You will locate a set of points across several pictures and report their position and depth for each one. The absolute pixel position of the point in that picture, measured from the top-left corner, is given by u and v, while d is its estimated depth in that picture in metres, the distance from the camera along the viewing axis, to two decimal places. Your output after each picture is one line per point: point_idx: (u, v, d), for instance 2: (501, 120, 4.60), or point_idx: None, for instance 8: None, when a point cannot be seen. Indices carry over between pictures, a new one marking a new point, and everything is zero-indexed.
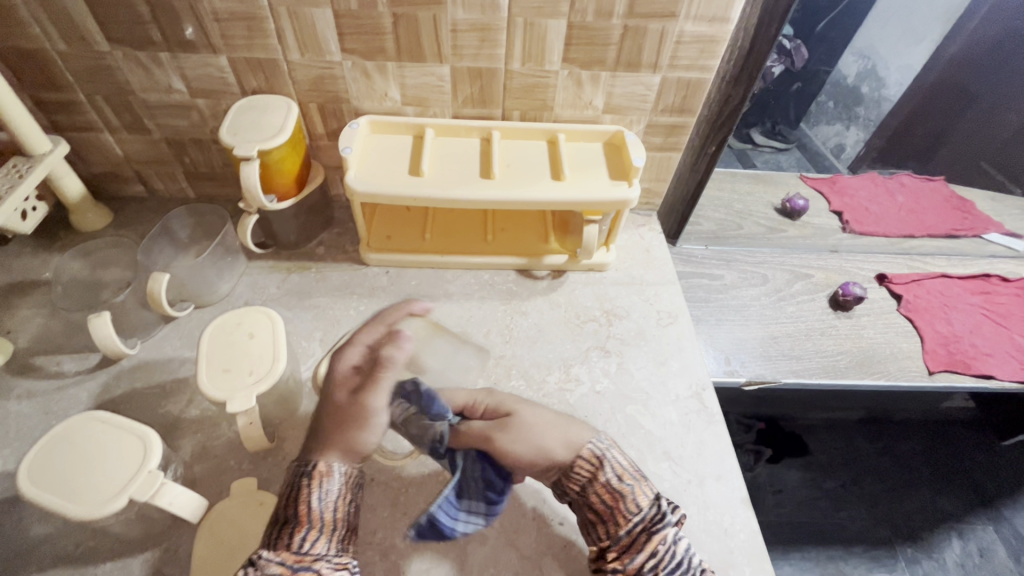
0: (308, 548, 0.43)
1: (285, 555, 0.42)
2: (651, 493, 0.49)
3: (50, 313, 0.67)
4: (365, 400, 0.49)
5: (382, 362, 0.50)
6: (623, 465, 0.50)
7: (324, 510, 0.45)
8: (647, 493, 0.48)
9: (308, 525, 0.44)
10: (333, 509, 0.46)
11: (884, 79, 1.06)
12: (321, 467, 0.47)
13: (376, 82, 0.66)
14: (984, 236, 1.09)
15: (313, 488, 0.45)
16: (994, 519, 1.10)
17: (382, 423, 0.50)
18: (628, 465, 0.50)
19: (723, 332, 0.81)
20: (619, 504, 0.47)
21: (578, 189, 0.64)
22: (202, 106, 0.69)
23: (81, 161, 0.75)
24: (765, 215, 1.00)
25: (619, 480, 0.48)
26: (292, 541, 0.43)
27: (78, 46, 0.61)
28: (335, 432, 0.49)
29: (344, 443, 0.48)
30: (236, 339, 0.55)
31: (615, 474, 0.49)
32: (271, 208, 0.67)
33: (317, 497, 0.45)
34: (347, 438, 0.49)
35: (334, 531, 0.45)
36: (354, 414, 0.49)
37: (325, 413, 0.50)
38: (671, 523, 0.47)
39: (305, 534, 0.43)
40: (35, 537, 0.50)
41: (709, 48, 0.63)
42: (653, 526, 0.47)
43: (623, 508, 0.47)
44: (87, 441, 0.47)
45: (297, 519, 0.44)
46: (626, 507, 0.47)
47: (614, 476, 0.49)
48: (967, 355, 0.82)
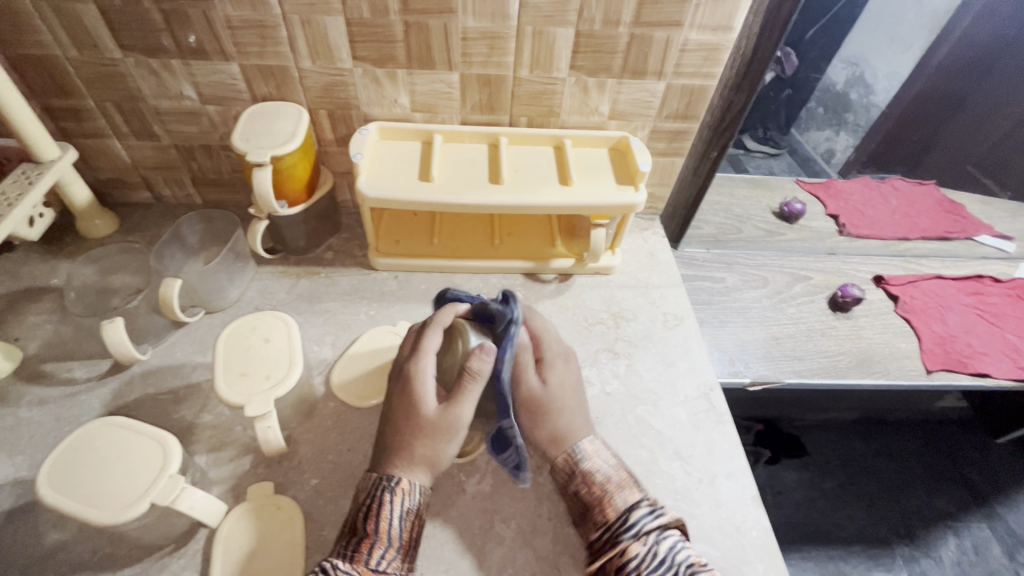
0: (382, 567, 0.45)
1: (361, 569, 0.44)
2: (640, 495, 0.50)
3: (60, 320, 0.67)
4: (459, 413, 0.49)
5: (470, 374, 0.49)
6: (614, 467, 0.52)
7: (401, 530, 0.47)
8: (636, 496, 0.49)
9: (385, 544, 0.46)
10: (407, 529, 0.48)
11: (872, 87, 1.07)
12: (405, 483, 0.48)
13: (386, 88, 0.67)
14: (975, 239, 1.11)
15: (394, 505, 0.47)
16: (989, 516, 1.12)
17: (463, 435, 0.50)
18: (611, 468, 0.52)
19: (726, 334, 0.82)
20: (606, 503, 0.49)
21: (586, 193, 0.65)
22: (212, 113, 0.69)
23: (88, 167, 0.75)
24: (764, 219, 1.02)
25: (610, 479, 0.51)
26: (369, 558, 0.44)
27: (91, 53, 0.62)
28: (415, 446, 0.49)
29: (426, 458, 0.49)
30: (251, 344, 0.55)
31: (609, 474, 0.51)
32: (282, 214, 0.67)
33: (396, 515, 0.47)
34: (432, 452, 0.50)
35: (404, 551, 0.47)
36: (443, 428, 0.49)
37: (402, 426, 0.50)
38: (663, 524, 0.48)
39: (381, 552, 0.45)
40: (51, 545, 0.50)
41: (712, 56, 0.65)
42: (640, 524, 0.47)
43: (608, 506, 0.49)
44: (106, 447, 0.47)
45: (377, 535, 0.46)
46: (612, 506, 0.49)
47: (610, 474, 0.51)
48: (963, 354, 0.84)
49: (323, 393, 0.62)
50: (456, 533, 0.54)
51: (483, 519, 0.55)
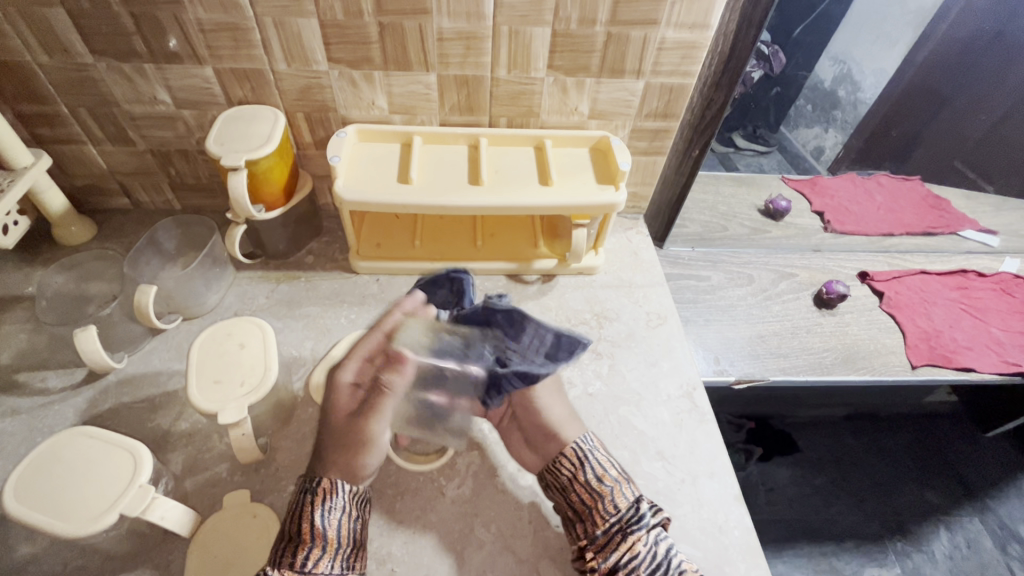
0: (311, 567, 0.44)
1: (289, 572, 0.43)
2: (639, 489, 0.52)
3: (34, 329, 0.66)
4: (370, 429, 0.51)
5: (382, 387, 0.51)
6: (615, 465, 0.53)
7: (329, 528, 0.47)
8: (637, 490, 0.51)
9: (311, 543, 0.46)
10: (338, 527, 0.48)
11: (859, 83, 1.08)
12: (326, 484, 0.49)
13: (363, 90, 0.67)
14: (960, 233, 1.11)
15: (317, 506, 0.48)
16: (980, 510, 1.12)
17: (382, 448, 0.52)
18: (610, 466, 0.52)
19: (711, 332, 0.82)
20: (617, 493, 0.50)
21: (567, 193, 0.65)
22: (188, 117, 0.68)
23: (63, 173, 0.74)
24: (749, 216, 1.02)
25: (614, 471, 0.52)
26: (296, 559, 0.44)
27: (61, 58, 0.61)
28: (336, 459, 0.51)
29: (346, 470, 0.51)
30: (226, 350, 0.55)
31: (611, 466, 0.52)
32: (260, 218, 0.67)
33: (321, 515, 0.47)
34: (351, 465, 0.51)
35: (337, 550, 0.47)
36: (356, 440, 0.51)
37: (322, 437, 0.52)
38: (661, 520, 0.49)
39: (308, 552, 0.45)
40: (21, 558, 0.49)
41: (690, 54, 0.64)
42: (643, 518, 0.49)
43: (621, 497, 0.50)
44: (75, 457, 0.46)
45: (301, 535, 0.46)
46: (620, 498, 0.50)
47: (614, 468, 0.52)
48: (948, 349, 0.84)
49: (302, 398, 0.62)
50: (435, 538, 0.54)
51: (463, 524, 0.55)
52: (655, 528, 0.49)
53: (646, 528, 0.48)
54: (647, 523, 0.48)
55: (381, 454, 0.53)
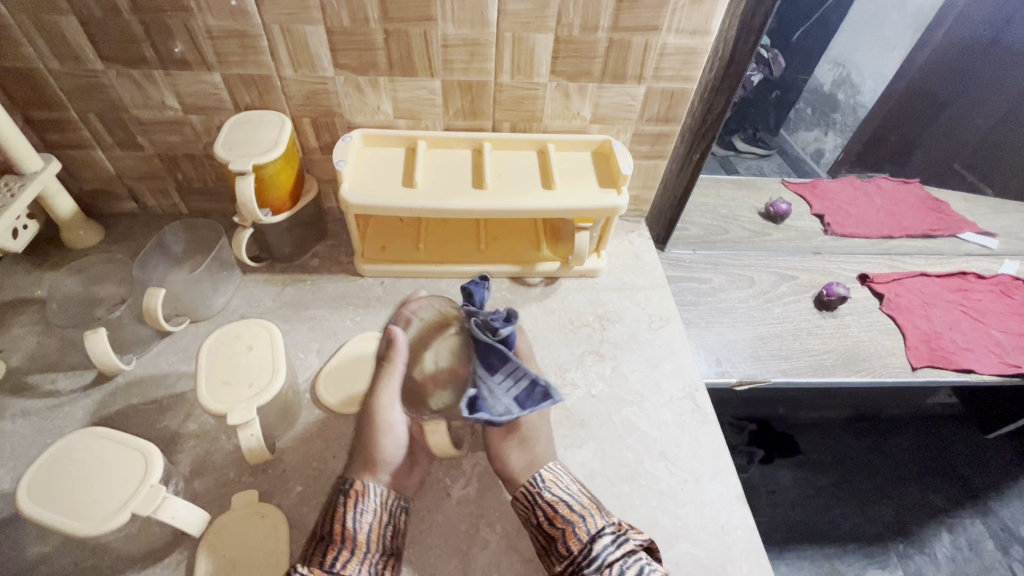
0: (339, 568, 0.48)
1: (318, 571, 0.47)
2: (605, 521, 0.51)
3: (44, 331, 0.67)
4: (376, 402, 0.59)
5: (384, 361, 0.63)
6: (574, 496, 0.53)
7: (358, 530, 0.50)
8: (600, 522, 0.50)
9: (342, 544, 0.49)
10: (367, 529, 0.51)
11: (859, 87, 1.08)
12: (357, 485, 0.53)
13: (368, 96, 0.68)
14: (959, 236, 1.12)
15: (349, 508, 0.51)
16: (981, 511, 1.12)
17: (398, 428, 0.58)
18: (565, 503, 0.52)
19: (713, 334, 0.83)
20: (576, 527, 0.50)
21: (569, 196, 0.66)
22: (195, 122, 0.69)
23: (72, 178, 0.75)
24: (750, 219, 1.03)
25: (576, 504, 0.52)
26: (325, 560, 0.48)
27: (72, 65, 0.62)
28: (359, 447, 0.57)
29: (368, 453, 0.56)
30: (235, 352, 0.55)
31: (572, 499, 0.52)
32: (267, 222, 0.68)
33: (352, 518, 0.51)
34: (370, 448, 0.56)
35: (365, 554, 0.50)
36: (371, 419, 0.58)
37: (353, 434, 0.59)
38: (627, 551, 0.48)
39: (337, 553, 0.49)
40: (33, 557, 0.50)
41: (691, 59, 0.65)
42: (603, 555, 0.48)
43: (579, 531, 0.50)
44: (88, 457, 0.47)
45: (333, 536, 0.50)
46: (575, 538, 0.50)
47: (571, 502, 0.52)
48: (948, 350, 0.85)
49: (309, 399, 0.62)
50: (441, 538, 0.55)
51: (468, 523, 0.56)
52: (617, 562, 0.48)
53: (601, 565, 0.48)
54: (606, 560, 0.48)
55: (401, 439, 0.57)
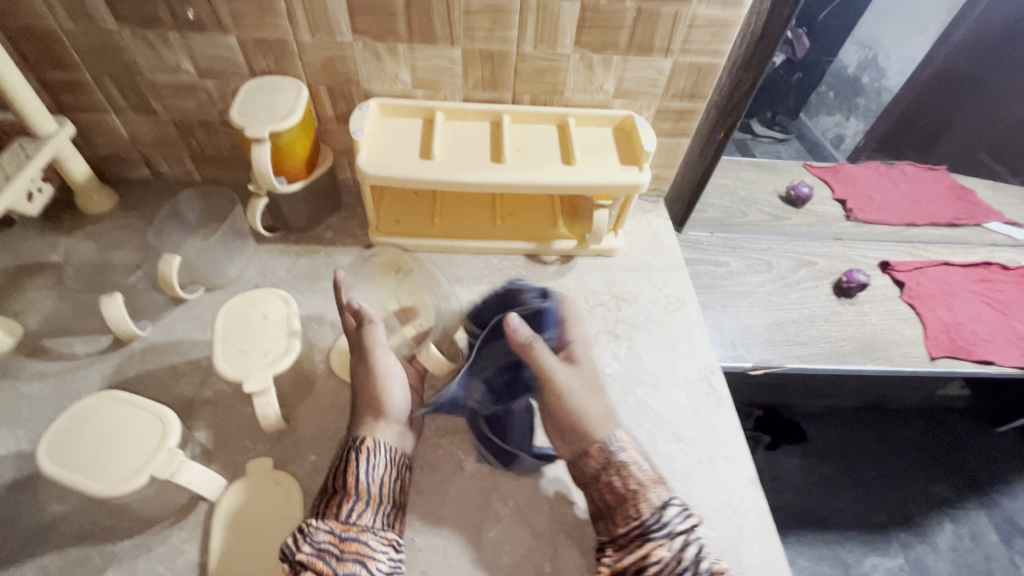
0: (355, 519, 0.48)
1: (334, 524, 0.47)
2: (669, 494, 0.50)
3: (60, 295, 0.67)
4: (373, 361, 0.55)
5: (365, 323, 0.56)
6: (648, 465, 0.52)
7: (371, 483, 0.50)
8: (665, 493, 0.50)
9: (354, 498, 0.49)
10: (379, 484, 0.50)
11: (885, 70, 1.05)
12: (369, 441, 0.52)
13: (387, 64, 0.66)
14: (984, 225, 1.09)
15: (360, 462, 0.51)
16: (987, 503, 1.12)
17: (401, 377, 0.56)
18: (642, 467, 0.52)
19: (729, 318, 0.82)
20: (638, 498, 0.49)
21: (591, 172, 0.64)
22: (210, 87, 0.68)
23: (86, 142, 0.74)
24: (770, 203, 1.01)
25: (643, 477, 0.51)
26: (340, 511, 0.48)
27: (87, 24, 0.61)
28: (365, 404, 0.55)
29: (376, 409, 0.54)
30: (250, 321, 0.55)
31: (643, 470, 0.52)
32: (282, 189, 0.67)
33: (364, 471, 0.50)
34: (377, 405, 0.54)
35: (378, 505, 0.50)
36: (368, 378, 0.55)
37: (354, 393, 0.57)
38: (691, 524, 0.48)
39: (352, 505, 0.48)
40: (53, 516, 0.51)
41: (722, 32, 0.63)
42: (669, 525, 0.48)
43: (640, 503, 0.49)
44: (106, 420, 0.47)
45: (345, 490, 0.49)
46: (646, 502, 0.49)
47: (641, 474, 0.51)
48: (968, 341, 0.83)
49: (323, 371, 0.62)
50: (454, 510, 0.55)
51: (481, 497, 0.56)
52: (682, 534, 0.48)
53: (667, 533, 0.48)
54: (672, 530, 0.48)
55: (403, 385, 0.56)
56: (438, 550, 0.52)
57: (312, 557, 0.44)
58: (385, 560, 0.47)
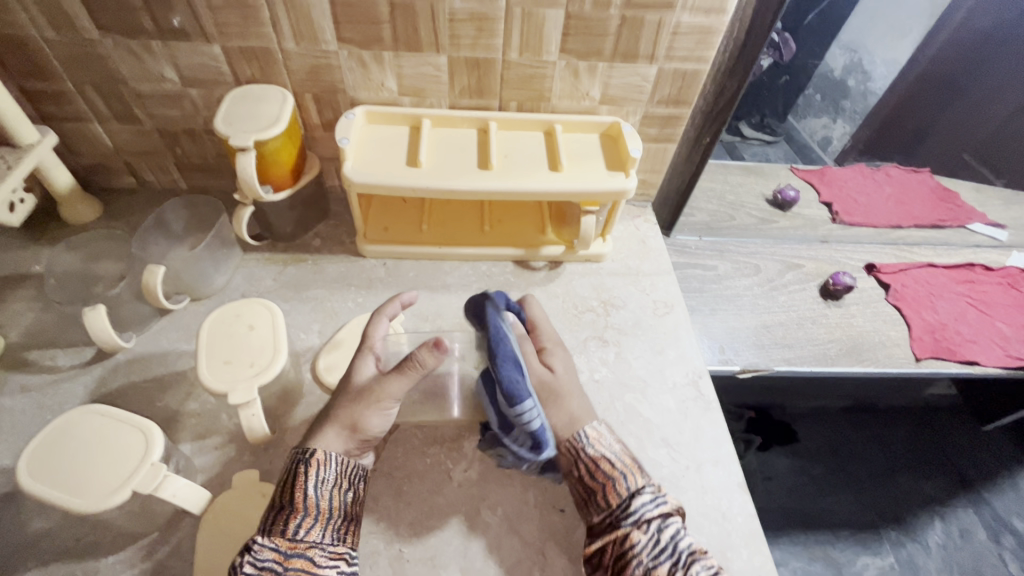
0: (302, 535, 0.47)
1: (279, 541, 0.46)
2: (644, 481, 0.51)
3: (42, 307, 0.66)
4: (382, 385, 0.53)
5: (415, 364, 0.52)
6: (616, 454, 0.53)
7: (320, 498, 0.49)
8: (641, 480, 0.51)
9: (302, 513, 0.48)
10: (330, 497, 0.49)
11: (870, 73, 1.08)
12: (319, 454, 0.50)
13: (372, 71, 0.66)
14: (968, 226, 1.11)
15: (309, 475, 0.49)
16: (975, 501, 1.13)
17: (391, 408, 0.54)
18: (622, 454, 0.53)
19: (717, 322, 0.82)
20: (616, 483, 0.51)
21: (577, 178, 0.65)
22: (195, 96, 0.68)
23: (69, 151, 0.73)
24: (757, 206, 1.02)
25: (618, 462, 0.52)
26: (287, 528, 0.47)
27: (68, 33, 0.60)
28: (337, 411, 0.53)
29: (340, 420, 0.52)
30: (235, 331, 0.55)
31: (616, 456, 0.52)
32: (267, 199, 0.66)
33: (312, 485, 0.49)
34: (353, 415, 0.52)
35: (328, 519, 0.49)
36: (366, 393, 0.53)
37: (338, 393, 0.55)
38: (664, 511, 0.49)
39: (299, 520, 0.47)
40: (33, 532, 0.50)
41: (705, 39, 0.63)
42: (644, 509, 0.49)
43: (618, 487, 0.50)
44: (87, 434, 0.47)
45: (293, 505, 0.48)
46: (617, 491, 0.50)
47: (613, 460, 0.52)
48: (953, 342, 0.84)
49: (310, 381, 0.62)
50: (442, 520, 0.55)
51: (469, 506, 0.56)
52: (656, 519, 0.49)
53: (640, 520, 0.49)
54: (646, 514, 0.49)
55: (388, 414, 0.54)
56: (426, 561, 0.52)
57: None
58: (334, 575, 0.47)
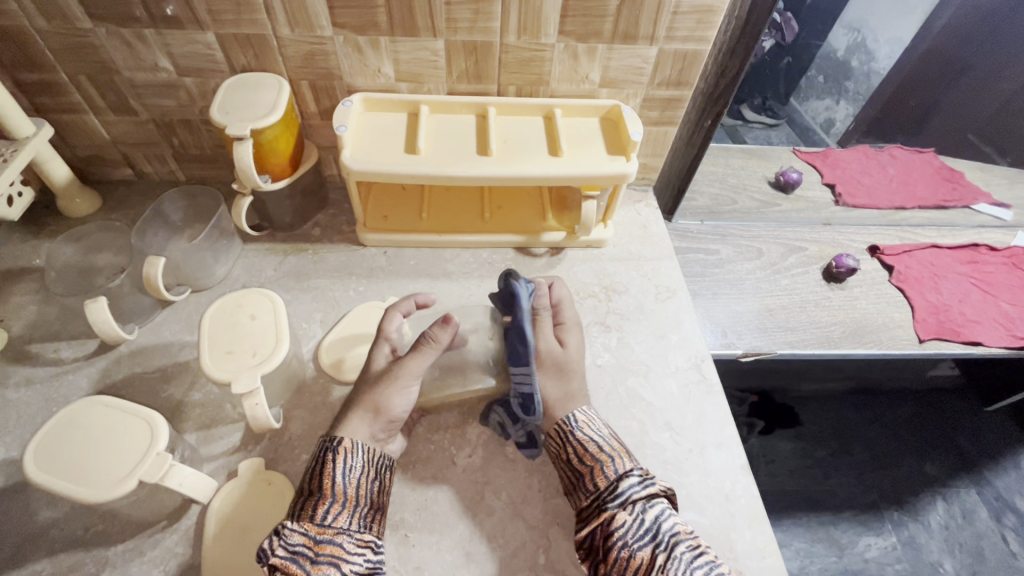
0: (330, 521, 0.48)
1: (308, 526, 0.47)
2: (632, 464, 0.52)
3: (44, 300, 0.66)
4: (400, 365, 0.55)
5: (430, 340, 0.56)
6: (603, 438, 0.54)
7: (346, 485, 0.50)
8: (628, 464, 0.52)
9: (331, 499, 0.49)
10: (355, 485, 0.50)
11: (873, 53, 1.05)
12: (346, 442, 0.52)
13: (369, 57, 0.65)
14: (972, 207, 1.10)
15: (337, 463, 0.50)
16: (977, 481, 1.13)
17: (410, 388, 0.55)
18: (611, 439, 0.54)
19: (720, 306, 0.82)
20: (604, 465, 0.52)
21: (578, 163, 0.64)
22: (190, 85, 0.67)
23: (65, 144, 0.73)
24: (759, 189, 1.01)
25: (606, 445, 0.54)
26: (315, 513, 0.48)
27: (60, 23, 0.59)
28: (361, 397, 0.55)
29: (365, 404, 0.54)
30: (237, 321, 0.55)
31: (603, 440, 0.54)
32: (266, 189, 0.66)
33: (340, 472, 0.50)
34: (375, 398, 0.54)
35: (355, 506, 0.49)
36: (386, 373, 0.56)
37: (358, 384, 0.57)
38: (651, 492, 0.50)
39: (327, 506, 0.48)
40: (43, 522, 0.51)
41: (706, 18, 0.62)
42: (629, 491, 0.50)
43: (605, 470, 0.52)
44: (93, 425, 0.47)
45: (321, 492, 0.49)
46: (603, 474, 0.52)
47: (601, 443, 0.54)
48: (956, 323, 0.84)
49: (313, 370, 0.62)
50: (447, 505, 0.55)
51: (473, 491, 0.56)
52: (642, 500, 0.49)
53: (626, 502, 0.49)
54: (632, 496, 0.50)
55: (409, 395, 0.55)
56: (432, 546, 0.53)
57: (286, 560, 0.45)
58: (361, 562, 0.47)
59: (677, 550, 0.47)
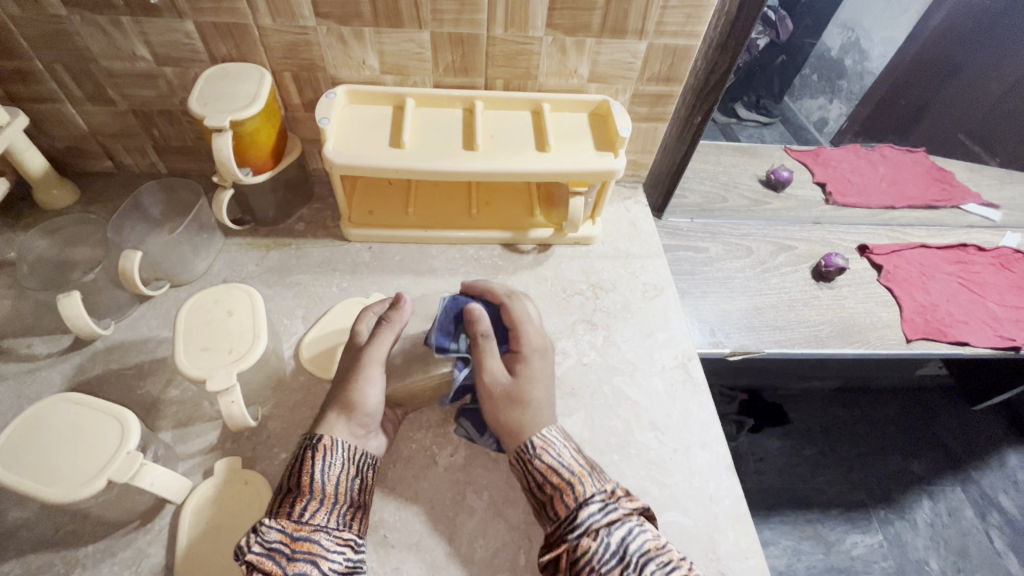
0: (308, 518, 0.47)
1: (286, 523, 0.46)
2: (595, 488, 0.49)
3: (17, 294, 0.64)
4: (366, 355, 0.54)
5: (387, 321, 0.56)
6: (566, 462, 0.51)
7: (326, 483, 0.49)
8: (591, 488, 0.49)
9: (309, 496, 0.48)
10: (336, 482, 0.49)
11: (868, 52, 1.04)
12: (326, 439, 0.51)
13: (352, 48, 0.64)
14: (962, 207, 1.10)
15: (316, 460, 0.50)
16: (962, 480, 1.14)
17: (379, 379, 0.54)
18: (573, 462, 0.51)
19: (708, 304, 0.81)
20: (564, 492, 0.49)
21: (565, 158, 0.63)
22: (169, 75, 0.65)
23: (42, 135, 0.71)
24: (750, 187, 1.00)
25: (567, 470, 0.51)
26: (293, 510, 0.47)
27: (32, 9, 0.57)
28: (336, 395, 0.54)
29: (341, 401, 0.53)
30: (214, 317, 0.54)
31: (564, 465, 0.51)
32: (246, 181, 0.64)
33: (319, 469, 0.49)
34: (348, 396, 0.53)
35: (334, 504, 0.48)
36: (355, 365, 0.54)
37: (335, 382, 0.56)
38: (614, 517, 0.48)
39: (306, 504, 0.47)
40: (11, 522, 0.49)
41: (696, 13, 0.61)
42: (591, 518, 0.47)
43: (566, 497, 0.49)
44: (63, 423, 0.46)
45: (299, 489, 0.48)
46: (565, 501, 0.49)
47: (562, 470, 0.51)
48: (943, 323, 0.84)
49: (294, 367, 0.61)
50: (428, 505, 0.54)
51: (455, 491, 0.55)
52: (604, 527, 0.47)
53: (588, 530, 0.47)
54: (594, 524, 0.47)
55: (380, 388, 0.54)
56: (411, 546, 0.52)
57: (261, 557, 0.43)
58: (341, 561, 0.46)
59: (647, 569, 0.45)
